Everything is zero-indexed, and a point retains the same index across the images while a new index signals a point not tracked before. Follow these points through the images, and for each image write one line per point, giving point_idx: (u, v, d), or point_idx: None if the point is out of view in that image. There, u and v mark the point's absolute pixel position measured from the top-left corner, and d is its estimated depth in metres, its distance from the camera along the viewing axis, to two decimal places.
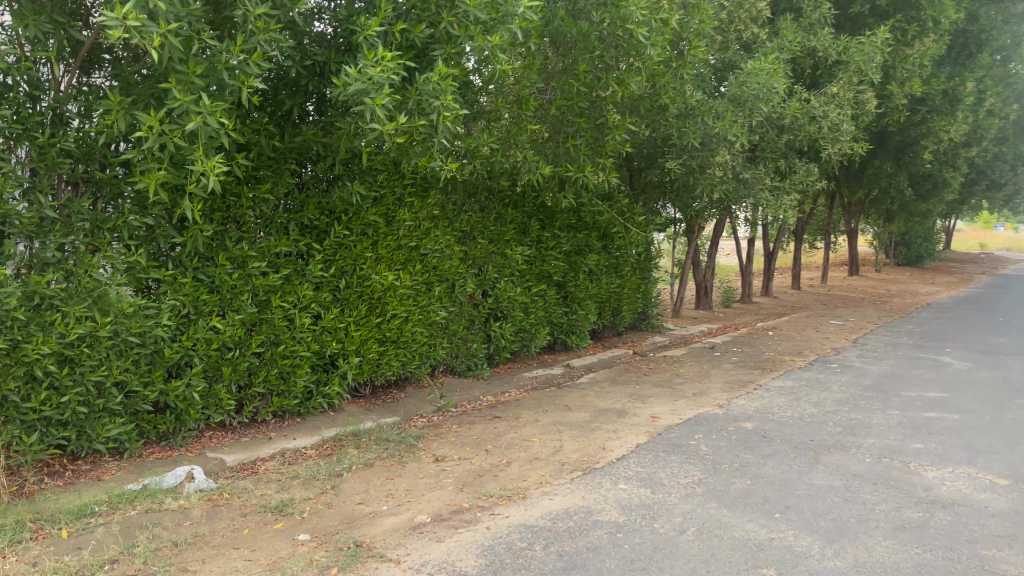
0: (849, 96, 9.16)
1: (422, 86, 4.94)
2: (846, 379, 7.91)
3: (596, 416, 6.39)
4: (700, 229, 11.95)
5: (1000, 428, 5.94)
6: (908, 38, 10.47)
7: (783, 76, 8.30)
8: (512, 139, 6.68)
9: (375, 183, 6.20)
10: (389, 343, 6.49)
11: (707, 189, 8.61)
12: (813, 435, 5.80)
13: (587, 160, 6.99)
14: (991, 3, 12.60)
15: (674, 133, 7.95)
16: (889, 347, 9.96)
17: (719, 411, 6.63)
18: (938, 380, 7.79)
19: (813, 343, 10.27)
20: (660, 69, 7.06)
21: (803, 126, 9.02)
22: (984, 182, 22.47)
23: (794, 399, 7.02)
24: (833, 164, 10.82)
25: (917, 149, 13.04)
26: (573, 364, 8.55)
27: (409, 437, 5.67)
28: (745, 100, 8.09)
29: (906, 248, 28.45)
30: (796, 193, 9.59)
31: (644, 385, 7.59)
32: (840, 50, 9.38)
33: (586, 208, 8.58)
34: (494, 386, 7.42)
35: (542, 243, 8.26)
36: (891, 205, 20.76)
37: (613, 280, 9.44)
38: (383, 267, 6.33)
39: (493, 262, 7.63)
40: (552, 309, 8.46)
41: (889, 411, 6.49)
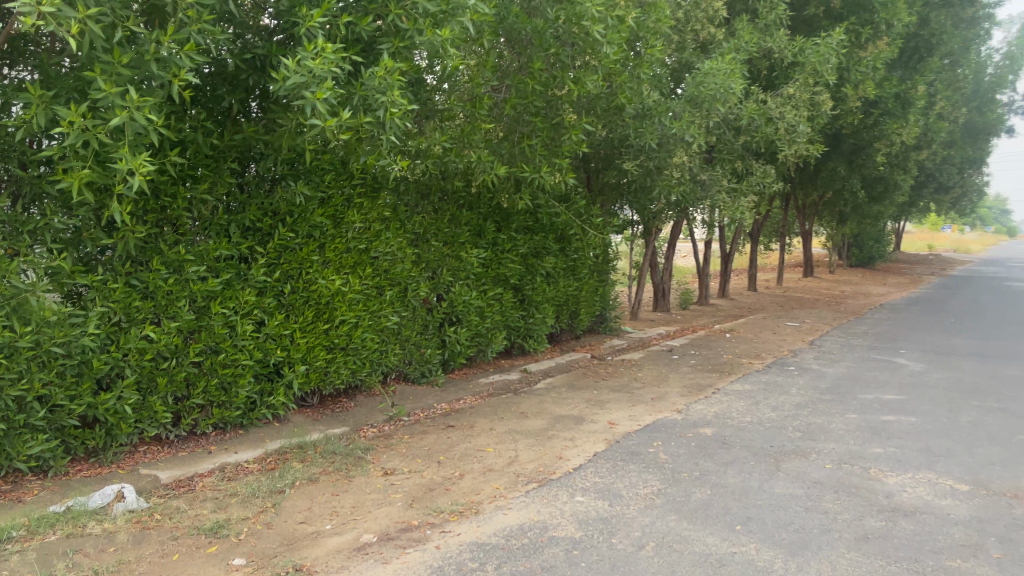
0: (805, 97, 9.15)
1: (368, 81, 4.71)
2: (804, 381, 7.86)
3: (553, 424, 6.21)
4: (658, 231, 11.87)
5: (956, 431, 5.91)
6: (862, 41, 10.52)
7: (740, 76, 8.23)
8: (466, 138, 6.47)
9: (322, 184, 5.95)
10: (338, 351, 6.23)
11: (664, 190, 8.51)
12: (773, 441, 5.70)
13: (543, 160, 6.79)
14: (941, 8, 12.76)
15: (631, 134, 7.81)
16: (846, 348, 9.98)
17: (678, 416, 6.50)
18: (894, 382, 7.79)
19: (771, 346, 10.24)
20: (617, 68, 6.92)
21: (760, 127, 8.98)
22: (933, 185, 22.93)
23: (753, 403, 6.92)
24: (789, 166, 10.82)
25: (870, 152, 13.16)
26: (530, 368, 8.36)
27: (357, 449, 5.43)
28: (702, 101, 8.00)
29: (858, 249, 28.94)
30: (753, 195, 9.55)
31: (602, 390, 7.44)
32: (796, 51, 9.37)
33: (543, 210, 8.41)
34: (448, 393, 7.20)
35: (498, 246, 8.07)
36: (844, 207, 21.04)
37: (570, 283, 9.29)
38: (330, 271, 6.07)
39: (447, 265, 7.41)
40: (509, 313, 8.27)
41: (848, 415, 6.43)
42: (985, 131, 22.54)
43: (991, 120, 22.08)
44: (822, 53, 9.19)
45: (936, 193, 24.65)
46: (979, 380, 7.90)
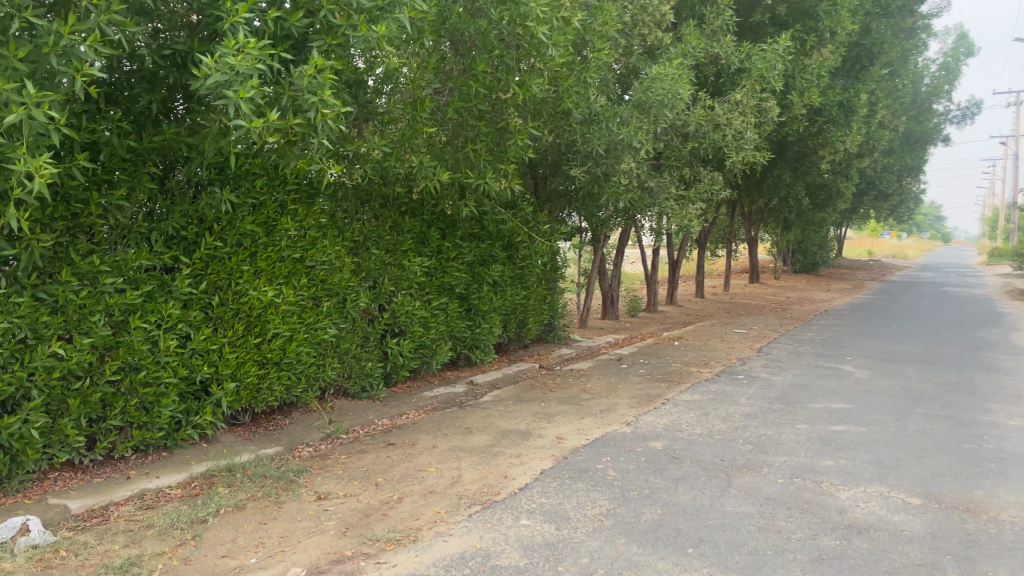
0: (752, 104, 9.12)
1: (297, 80, 4.41)
2: (753, 391, 7.77)
3: (498, 439, 5.97)
4: (606, 238, 11.73)
5: (905, 441, 5.86)
6: (807, 48, 10.58)
7: (688, 82, 8.14)
8: (406, 143, 6.21)
9: (251, 190, 5.62)
10: (271, 366, 5.89)
11: (612, 197, 8.35)
12: (724, 454, 5.55)
13: (488, 166, 6.54)
14: (881, 18, 12.93)
15: (579, 139, 7.63)
16: (793, 356, 9.97)
17: (627, 429, 6.32)
18: (842, 390, 7.77)
19: (719, 354, 10.18)
20: (564, 71, 6.74)
21: (708, 134, 8.92)
22: (873, 193, 23.44)
23: (702, 414, 6.79)
24: (736, 172, 10.80)
25: (815, 159, 13.28)
26: (476, 380, 8.10)
27: (289, 471, 5.11)
28: (650, 106, 7.89)
29: (803, 255, 29.44)
30: (701, 203, 9.48)
31: (549, 402, 7.23)
32: (743, 57, 9.36)
33: (489, 216, 8.18)
34: (390, 409, 6.91)
35: (443, 254, 7.80)
36: (789, 214, 21.33)
37: (518, 291, 9.07)
38: (262, 282, 5.74)
39: (389, 274, 7.12)
40: (454, 323, 8.01)
41: (798, 425, 6.35)
42: (922, 139, 23.15)
43: (927, 129, 22.68)
44: (769, 60, 9.18)
45: (876, 201, 25.21)
46: (923, 386, 7.94)
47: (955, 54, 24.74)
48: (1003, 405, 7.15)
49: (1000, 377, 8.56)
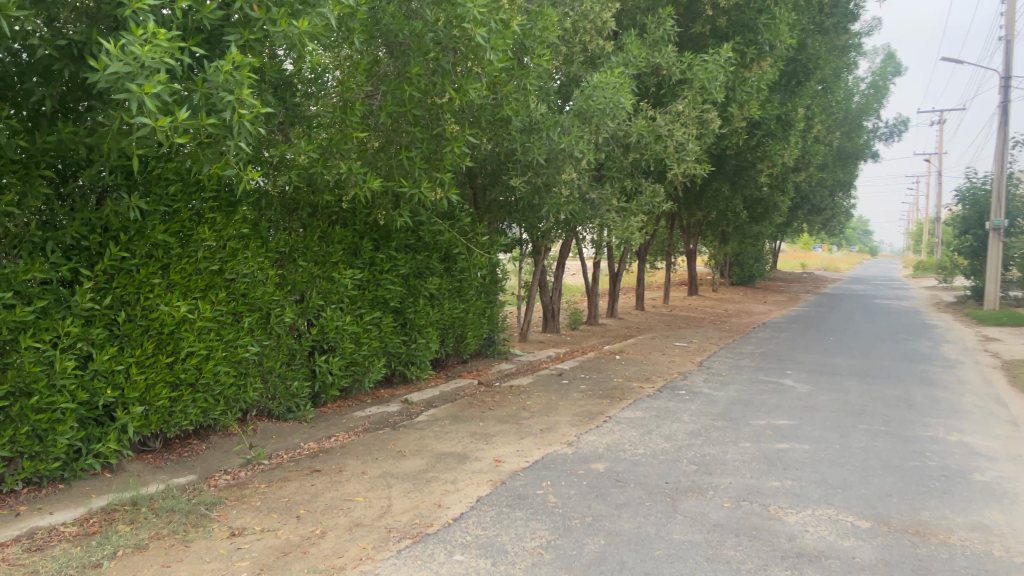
0: (693, 115, 9.04)
1: (211, 77, 3.98)
2: (696, 407, 7.60)
3: (433, 464, 5.62)
4: (546, 250, 11.50)
5: (849, 459, 5.73)
6: (747, 61, 10.62)
7: (629, 92, 7.97)
8: (336, 148, 5.84)
9: (164, 196, 5.16)
10: (185, 388, 5.43)
11: (553, 209, 8.10)
12: (668, 477, 5.32)
13: (423, 174, 6.19)
14: (816, 34, 13.07)
15: (518, 148, 7.36)
16: (734, 370, 9.88)
17: (568, 450, 6.04)
18: (784, 406, 7.66)
19: (661, 368, 10.02)
20: (503, 76, 6.47)
21: (649, 145, 8.77)
22: (807, 207, 23.91)
23: (645, 432, 6.57)
24: (677, 184, 10.72)
25: (753, 172, 13.35)
26: (411, 399, 7.73)
27: (201, 505, 4.66)
28: (591, 115, 7.67)
29: (739, 267, 29.85)
30: (642, 215, 9.33)
31: (487, 422, 6.90)
32: (684, 68, 9.26)
33: (425, 227, 7.84)
34: (317, 431, 6.50)
35: (377, 266, 7.42)
36: (727, 227, 21.55)
37: (456, 304, 8.73)
38: (176, 296, 5.28)
39: (317, 287, 6.72)
40: (388, 339, 7.62)
41: (742, 443, 6.17)
42: (853, 155, 23.72)
43: (858, 145, 23.25)
44: (709, 71, 9.10)
45: (809, 215, 25.76)
46: (864, 401, 7.90)
47: (883, 73, 25.45)
48: (942, 419, 7.13)
49: (936, 390, 8.59)
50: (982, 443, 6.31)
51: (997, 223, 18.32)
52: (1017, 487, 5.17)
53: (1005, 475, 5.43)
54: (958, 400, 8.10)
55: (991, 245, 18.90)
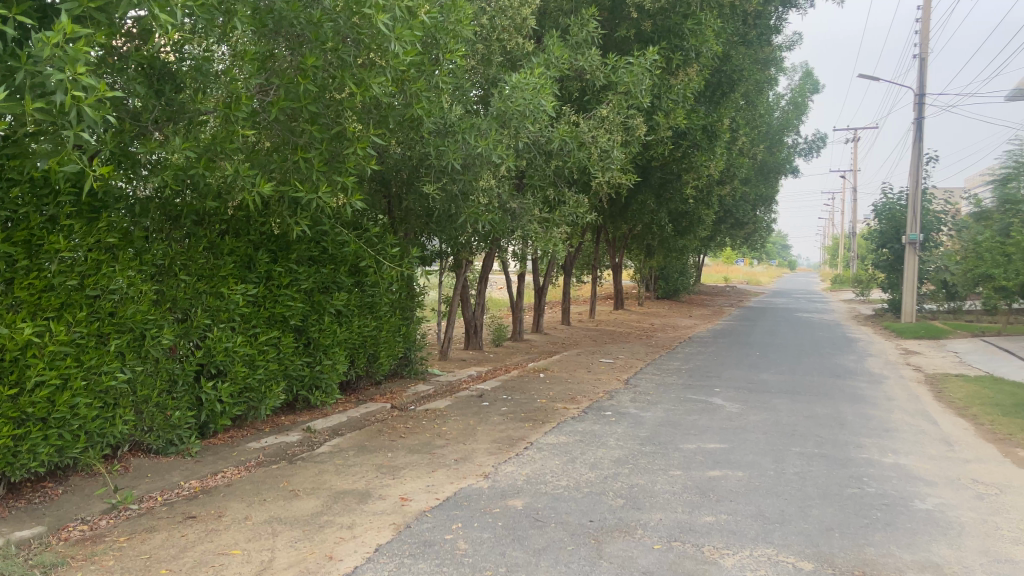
0: (618, 121, 8.65)
1: (34, 51, 3.25)
2: (623, 430, 7.13)
3: (328, 505, 4.94)
4: (467, 263, 10.91)
5: (786, 487, 5.33)
6: (673, 67, 10.35)
7: (551, 95, 7.51)
8: (218, 147, 5.14)
9: (4, 200, 4.39)
10: (34, 424, 4.60)
11: (471, 219, 7.44)
12: (593, 513, 4.80)
13: (322, 177, 5.52)
14: (741, 45, 12.95)
15: (431, 153, 6.76)
16: (661, 388, 9.50)
17: (483, 484, 5.46)
18: (714, 427, 7.26)
19: (586, 387, 9.53)
20: (412, 71, 5.89)
21: (573, 152, 8.32)
22: (731, 221, 24.09)
23: (568, 460, 6.05)
24: (603, 194, 10.32)
25: (679, 184, 13.16)
26: (314, 427, 7.02)
27: (37, 567, 3.86)
28: (509, 118, 7.16)
29: (664, 281, 29.94)
30: (566, 226, 8.88)
31: (397, 452, 6.26)
32: (608, 72, 8.88)
33: (329, 237, 7.17)
34: (201, 468, 5.73)
35: (273, 280, 6.71)
36: (653, 239, 21.46)
37: (367, 322, 8.07)
38: (22, 317, 4.48)
39: (203, 304, 5.96)
40: (288, 361, 6.90)
41: (672, 472, 5.71)
42: (774, 169, 24.04)
43: (779, 159, 23.61)
44: (634, 74, 8.75)
45: (733, 229, 25.99)
46: (795, 420, 7.59)
47: (802, 89, 25.95)
48: (874, 439, 6.85)
49: (865, 407, 8.38)
50: (918, 466, 6.03)
51: (911, 236, 18.67)
52: (961, 517, 4.85)
53: (947, 502, 5.12)
54: (888, 417, 7.89)
55: (907, 259, 19.24)
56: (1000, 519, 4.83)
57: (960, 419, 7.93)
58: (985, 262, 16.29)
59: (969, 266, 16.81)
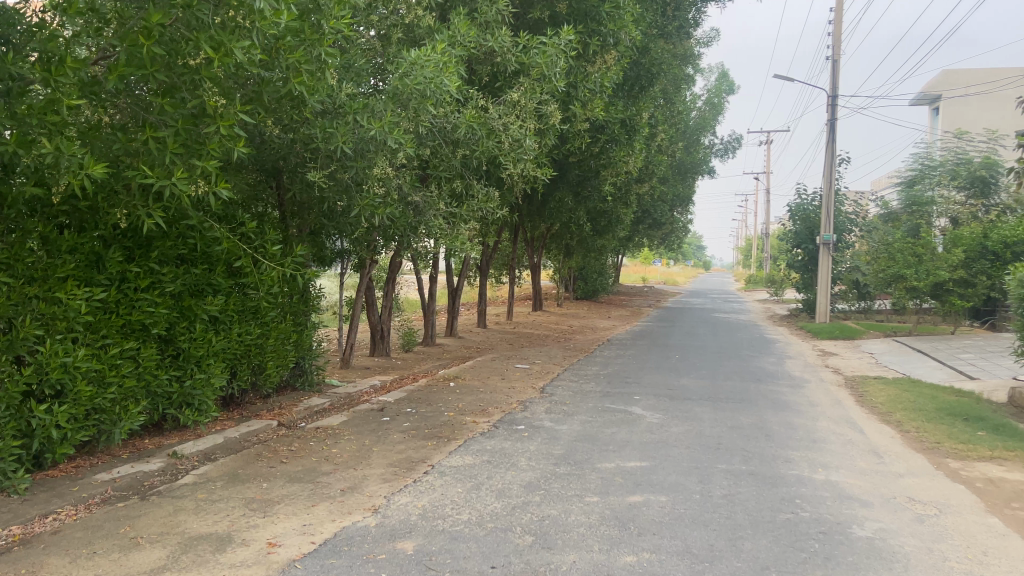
0: (530, 107, 8.04)
1: None
2: (536, 447, 6.45)
3: (174, 557, 4.05)
4: (371, 263, 9.99)
5: (714, 516, 4.74)
6: (589, 53, 9.78)
7: (455, 75, 6.78)
8: (36, 118, 4.20)
9: None
10: None
11: (366, 214, 6.58)
12: (495, 557, 4.08)
13: (175, 161, 4.61)
14: (659, 38, 12.53)
15: (317, 136, 5.88)
16: (578, 396, 8.89)
17: (370, 521, 4.67)
18: (634, 442, 6.66)
19: (499, 397, 8.81)
20: (287, 38, 5.03)
21: (480, 140, 7.62)
22: (649, 221, 23.92)
23: (473, 487, 5.32)
24: (517, 190, 9.66)
25: (597, 181, 12.62)
26: (182, 452, 6.06)
27: None
28: (408, 100, 6.37)
29: (583, 281, 29.65)
30: (474, 222, 8.15)
31: (275, 482, 5.39)
32: (519, 54, 8.23)
33: (200, 232, 6.22)
34: (27, 509, 4.75)
35: (130, 282, 5.71)
36: (572, 238, 21.01)
37: (251, 328, 7.11)
38: None
39: (34, 310, 4.95)
40: (150, 376, 5.92)
41: (587, 499, 5.05)
42: (691, 169, 23.97)
43: (695, 159, 23.59)
44: (547, 55, 8.11)
45: (650, 229, 25.84)
46: (718, 432, 7.08)
47: (718, 89, 26.04)
48: (803, 452, 6.38)
49: (790, 415, 7.96)
50: (850, 482, 5.56)
51: (826, 237, 18.74)
52: (904, 545, 4.36)
53: (887, 527, 4.63)
54: (813, 426, 7.48)
55: (821, 259, 19.31)
56: (945, 547, 4.35)
57: (885, 427, 7.59)
58: (896, 262, 16.12)
59: (881, 266, 16.66)
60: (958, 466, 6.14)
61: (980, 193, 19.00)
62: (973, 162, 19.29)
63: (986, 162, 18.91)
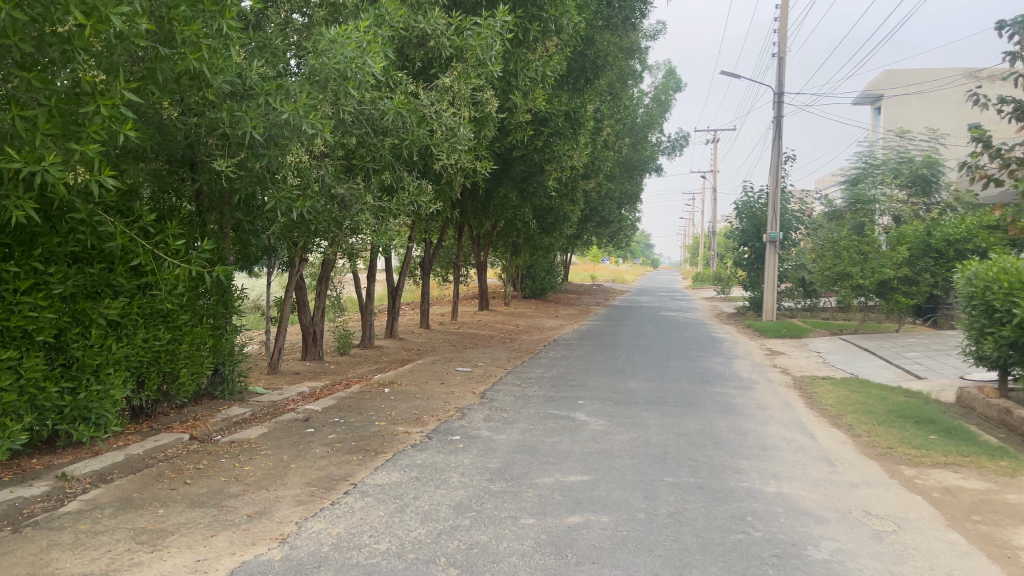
0: (465, 93, 7.60)
1: None
2: (470, 461, 5.97)
3: None
4: (301, 262, 9.37)
5: (660, 539, 4.32)
6: (529, 39, 9.34)
7: (381, 56, 6.30)
8: None
9: None
10: None
11: (284, 206, 6.04)
12: None
13: (47, 143, 3.97)
14: (605, 30, 12.17)
15: (224, 120, 5.30)
16: (520, 402, 8.43)
17: (274, 554, 4.12)
18: (576, 453, 6.22)
19: (436, 404, 8.31)
20: (181, 6, 4.44)
21: (411, 129, 7.19)
22: (597, 218, 23.66)
23: (396, 510, 4.80)
24: (455, 183, 9.16)
25: (542, 176, 12.20)
26: (73, 473, 5.38)
27: None
28: (326, 82, 5.88)
29: (532, 279, 29.25)
30: (406, 216, 7.69)
31: (173, 508, 4.79)
32: (453, 37, 7.81)
33: (94, 226, 5.55)
34: None
35: (10, 283, 5.01)
36: (518, 235, 20.58)
37: (160, 333, 6.45)
38: None
39: None
40: (36, 389, 5.23)
41: (522, 521, 4.59)
42: (638, 166, 23.78)
43: (643, 156, 23.39)
44: (482, 38, 7.66)
45: (598, 227, 25.58)
46: (665, 440, 6.68)
47: (666, 86, 25.91)
48: (753, 462, 6.03)
49: (739, 420, 7.62)
50: (803, 496, 5.20)
51: (772, 235, 18.64)
52: (863, 568, 4.00)
53: (845, 548, 4.27)
54: (763, 432, 7.15)
55: (767, 257, 19.22)
56: (908, 570, 4.00)
57: (836, 431, 7.31)
58: (842, 260, 15.97)
59: (827, 264, 16.59)
60: (913, 474, 5.85)
61: (921, 192, 19.17)
62: (915, 161, 19.41)
63: (928, 161, 19.02)
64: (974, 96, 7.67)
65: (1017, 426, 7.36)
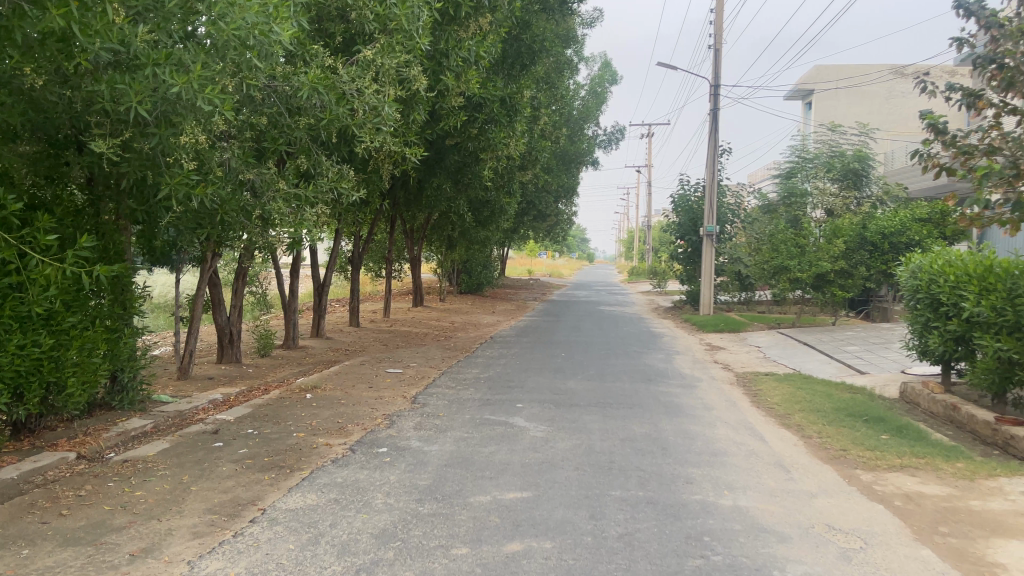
0: (390, 69, 7.01)
1: None
2: (398, 477, 5.37)
3: None
4: (213, 258, 8.59)
5: (610, 569, 3.80)
6: (460, 16, 8.79)
7: (292, 23, 5.66)
8: None
9: None
10: None
11: (180, 193, 5.33)
12: None
13: None
14: (541, 13, 11.72)
15: (104, 92, 4.58)
16: (453, 407, 7.86)
17: None
18: (514, 464, 5.69)
19: (362, 410, 7.67)
20: None
21: (328, 107, 6.62)
22: (534, 211, 23.24)
23: (310, 541, 4.17)
24: (381, 170, 8.55)
25: (476, 166, 11.66)
26: None
27: None
28: (227, 51, 5.18)
29: (468, 274, 28.64)
30: (324, 204, 7.13)
31: (42, 548, 4.05)
32: (377, 9, 7.19)
33: None
34: None
35: None
36: (454, 229, 19.99)
37: (43, 337, 5.58)
38: None
39: None
40: None
41: (454, 551, 4.02)
42: (575, 158, 23.44)
43: (580, 148, 23.05)
44: (408, 8, 6.97)
45: (536, 220, 25.17)
46: (609, 447, 6.21)
47: (603, 78, 25.74)
48: (703, 470, 5.60)
49: (685, 423, 7.22)
50: (761, 509, 4.78)
51: (709, 228, 18.47)
52: None
53: (813, 571, 3.84)
54: (711, 435, 6.75)
55: (704, 251, 19.09)
56: None
57: (786, 432, 6.97)
58: (779, 253, 15.91)
59: (764, 257, 16.49)
60: (871, 480, 5.51)
61: (853, 185, 19.35)
62: (847, 155, 19.60)
63: (859, 155, 19.20)
64: (922, 84, 7.43)
65: (965, 422, 7.14)
